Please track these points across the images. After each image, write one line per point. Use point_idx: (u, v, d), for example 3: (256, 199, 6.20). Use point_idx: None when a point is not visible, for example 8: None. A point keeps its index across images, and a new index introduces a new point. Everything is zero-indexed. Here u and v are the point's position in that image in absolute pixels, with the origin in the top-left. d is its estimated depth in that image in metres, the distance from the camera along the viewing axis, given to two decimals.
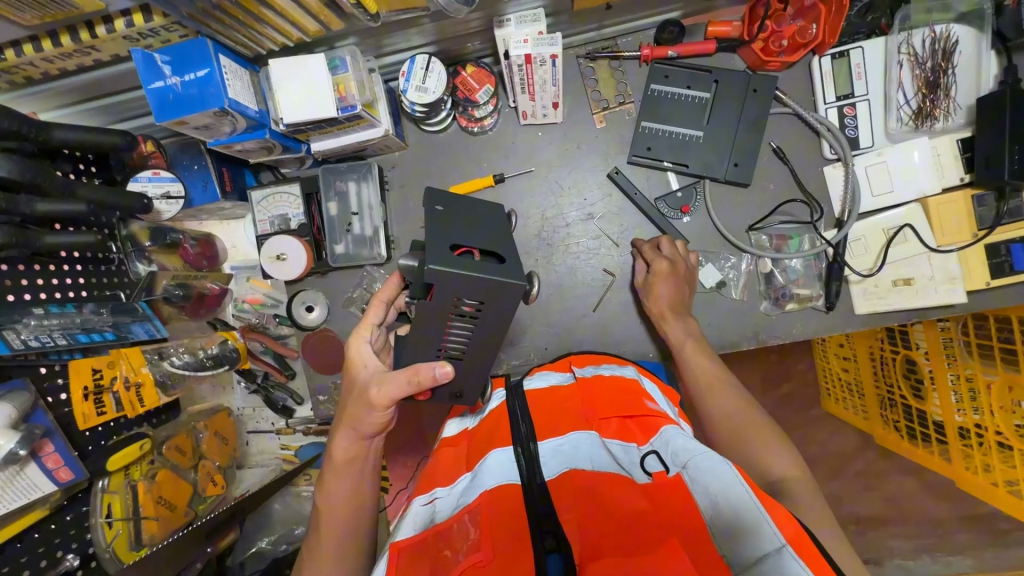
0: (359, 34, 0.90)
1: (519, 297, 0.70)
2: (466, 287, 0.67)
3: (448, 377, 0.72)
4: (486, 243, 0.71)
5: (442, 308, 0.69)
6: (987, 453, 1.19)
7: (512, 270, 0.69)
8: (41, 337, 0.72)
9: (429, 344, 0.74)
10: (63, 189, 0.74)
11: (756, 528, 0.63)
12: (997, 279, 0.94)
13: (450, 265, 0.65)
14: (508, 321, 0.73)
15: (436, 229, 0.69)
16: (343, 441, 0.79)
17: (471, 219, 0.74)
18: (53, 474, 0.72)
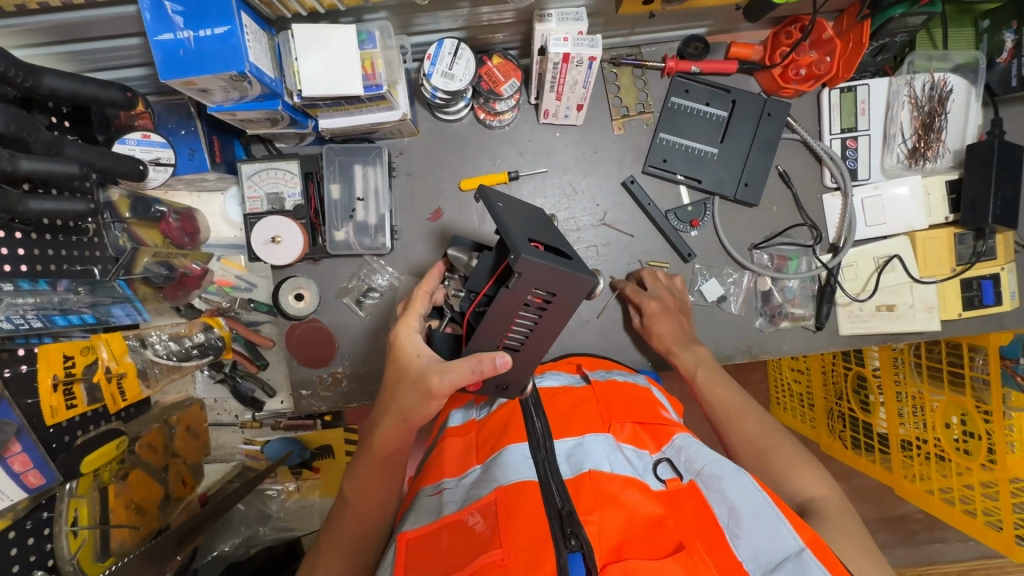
0: (391, 9, 0.84)
1: (588, 291, 0.70)
2: (544, 277, 0.67)
3: (507, 367, 0.70)
4: (553, 240, 0.73)
5: (517, 299, 0.68)
6: (926, 464, 1.30)
7: (580, 265, 0.70)
8: (14, 318, 0.65)
9: (492, 335, 0.72)
10: (49, 148, 0.64)
11: (775, 532, 0.63)
12: (967, 311, 1.06)
13: (535, 255, 0.65)
14: (569, 317, 0.73)
15: (511, 223, 0.70)
16: (384, 430, 0.78)
17: (533, 220, 0.76)
18: (21, 478, 0.62)
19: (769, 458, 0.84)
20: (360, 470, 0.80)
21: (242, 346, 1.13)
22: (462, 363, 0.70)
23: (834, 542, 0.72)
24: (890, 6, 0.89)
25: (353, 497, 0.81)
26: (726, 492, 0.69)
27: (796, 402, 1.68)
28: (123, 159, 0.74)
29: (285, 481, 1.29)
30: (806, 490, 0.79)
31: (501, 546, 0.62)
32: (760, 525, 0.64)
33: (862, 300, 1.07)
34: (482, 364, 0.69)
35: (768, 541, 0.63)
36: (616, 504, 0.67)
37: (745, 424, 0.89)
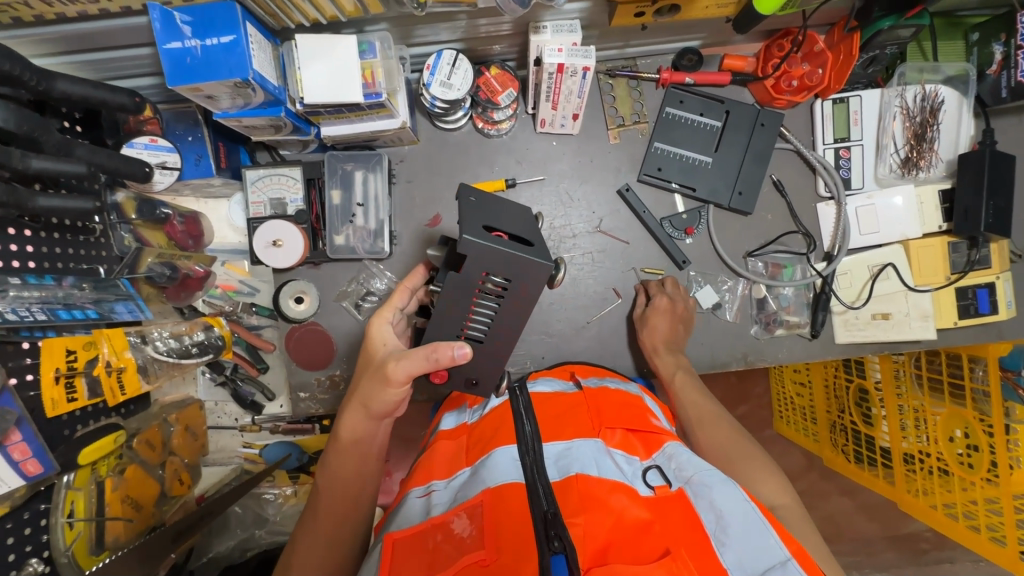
0: (391, 21, 0.87)
1: (544, 278, 0.70)
2: (494, 261, 0.68)
3: (466, 358, 0.69)
4: (520, 228, 0.73)
5: (468, 284, 0.70)
6: (929, 478, 1.28)
7: (539, 252, 0.70)
8: (19, 311, 0.66)
9: (451, 321, 0.73)
10: (59, 149, 0.67)
11: (761, 541, 0.62)
12: (963, 319, 1.06)
13: (483, 239, 0.67)
14: (531, 305, 0.73)
15: (473, 211, 0.71)
16: (352, 421, 0.76)
17: (508, 210, 0.76)
18: (19, 467, 0.64)
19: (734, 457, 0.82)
20: (330, 464, 0.78)
21: (242, 349, 1.13)
22: (419, 352, 0.69)
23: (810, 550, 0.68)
24: (878, 18, 0.90)
25: (325, 492, 0.77)
26: (712, 499, 0.68)
27: (798, 415, 1.65)
28: (129, 161, 0.77)
29: (282, 485, 1.30)
30: (768, 492, 0.75)
31: (482, 548, 0.63)
32: (747, 534, 0.63)
33: (858, 308, 1.08)
34: (440, 356, 0.68)
35: (755, 549, 0.61)
36: (603, 508, 0.67)
37: (712, 429, 0.88)
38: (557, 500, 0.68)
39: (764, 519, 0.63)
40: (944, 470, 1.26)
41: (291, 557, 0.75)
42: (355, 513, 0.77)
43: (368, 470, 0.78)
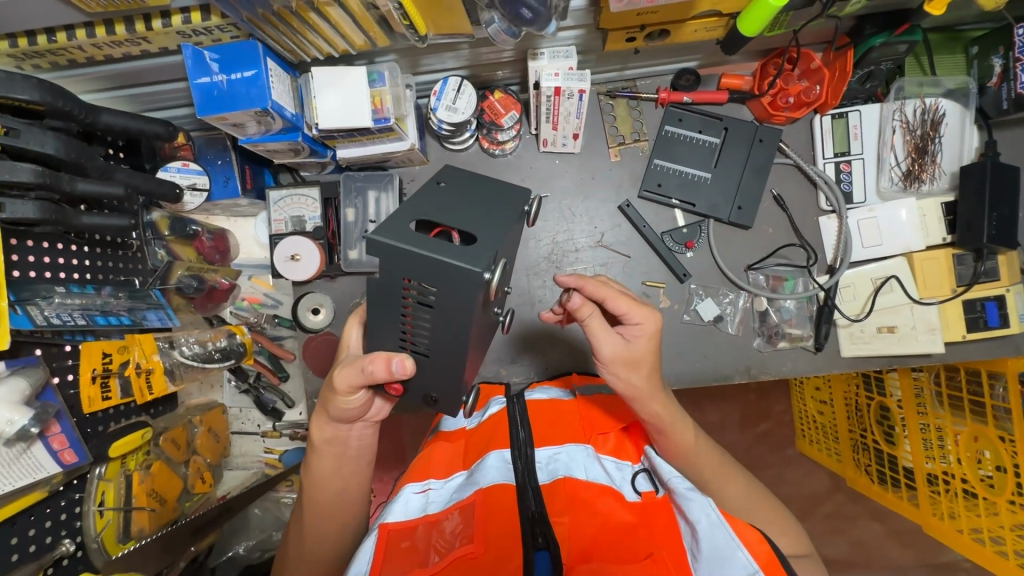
0: (399, 53, 0.94)
1: (481, 287, 0.48)
2: (412, 265, 0.49)
3: (406, 374, 0.57)
4: (468, 220, 0.53)
5: (390, 293, 0.53)
6: (954, 500, 1.19)
7: (476, 253, 0.48)
8: (64, 316, 0.73)
9: (387, 334, 0.57)
10: (101, 173, 0.75)
11: (729, 554, 0.59)
12: (972, 333, 1.04)
13: (394, 237, 0.48)
14: (472, 320, 0.51)
15: (415, 203, 0.54)
16: (321, 421, 0.72)
17: (473, 199, 0.57)
18: (58, 456, 0.71)
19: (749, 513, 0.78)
20: (310, 464, 0.75)
21: (265, 357, 1.21)
22: (358, 361, 0.61)
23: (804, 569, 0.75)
24: (871, 35, 0.93)
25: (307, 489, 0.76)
26: (687, 512, 0.65)
27: (818, 433, 1.58)
28: (162, 183, 0.86)
29: (299, 490, 1.33)
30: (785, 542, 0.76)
31: (472, 542, 0.65)
32: (716, 544, 0.60)
33: (862, 321, 1.07)
34: (374, 367, 0.57)
35: (722, 564, 0.59)
36: (588, 511, 0.69)
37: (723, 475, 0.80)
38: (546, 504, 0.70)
39: (731, 531, 0.60)
40: (970, 494, 1.17)
41: (287, 543, 0.80)
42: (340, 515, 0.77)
43: (349, 469, 0.75)
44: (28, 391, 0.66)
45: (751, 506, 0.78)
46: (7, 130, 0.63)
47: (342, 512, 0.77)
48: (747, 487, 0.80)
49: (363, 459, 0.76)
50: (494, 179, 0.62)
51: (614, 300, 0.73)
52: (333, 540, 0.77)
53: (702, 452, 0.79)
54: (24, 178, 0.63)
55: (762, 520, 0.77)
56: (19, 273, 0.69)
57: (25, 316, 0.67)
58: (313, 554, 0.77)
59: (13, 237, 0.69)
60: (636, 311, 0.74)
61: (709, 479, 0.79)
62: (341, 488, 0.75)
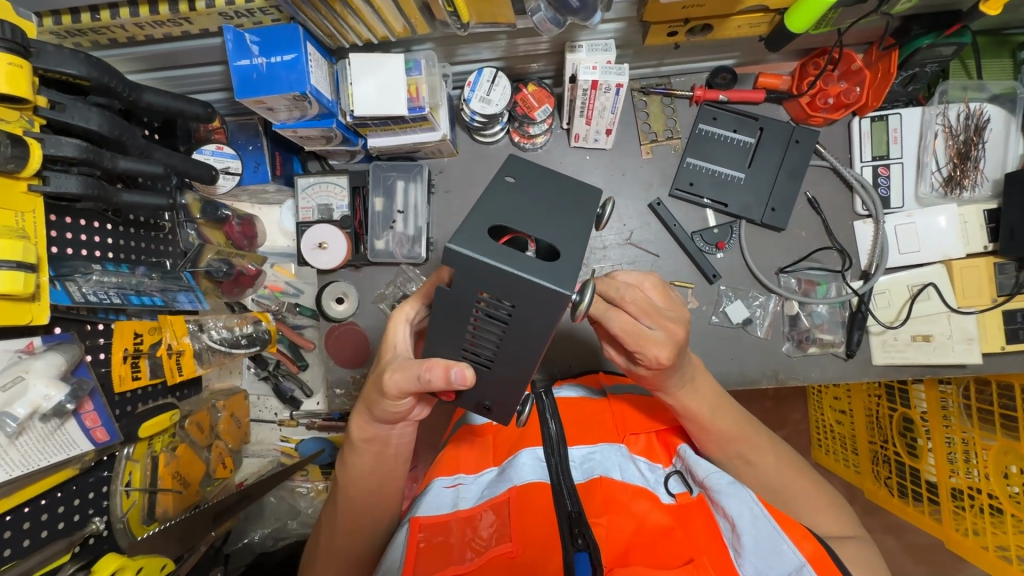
0: (436, 42, 0.94)
1: (562, 309, 0.46)
2: (493, 281, 0.46)
3: (464, 383, 0.54)
4: (548, 231, 0.50)
5: (459, 305, 0.50)
6: (980, 516, 1.13)
7: (560, 271, 0.46)
8: (100, 294, 0.73)
9: (450, 340, 0.55)
10: (140, 152, 0.75)
11: (772, 547, 0.59)
12: (1011, 345, 1.02)
13: (477, 252, 0.45)
14: (544, 337, 0.50)
15: (484, 206, 0.50)
16: (364, 419, 0.71)
17: (547, 203, 0.54)
18: (90, 433, 0.71)
19: (787, 495, 0.73)
20: (348, 459, 0.74)
21: (286, 346, 1.20)
22: (412, 367, 0.59)
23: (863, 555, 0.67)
24: (917, 36, 0.90)
25: (343, 484, 0.75)
26: (726, 508, 0.64)
27: (838, 444, 1.54)
28: (198, 165, 0.86)
29: (315, 480, 1.32)
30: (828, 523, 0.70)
31: (509, 541, 0.64)
32: (761, 540, 0.60)
33: (896, 328, 1.05)
34: (432, 375, 0.56)
35: (771, 560, 0.59)
36: (623, 513, 0.67)
37: (753, 452, 0.74)
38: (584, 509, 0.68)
39: (775, 522, 0.61)
40: (995, 509, 1.11)
41: (318, 539, 0.79)
42: (375, 513, 0.76)
43: (386, 468, 0.74)
44: (64, 366, 0.66)
45: (787, 482, 0.73)
46: (53, 104, 0.64)
47: (374, 511, 0.76)
48: (782, 459, 0.75)
49: (401, 459, 0.75)
50: (563, 175, 0.57)
51: (619, 334, 0.64)
52: (363, 537, 0.77)
53: (731, 429, 0.74)
54: (68, 153, 0.63)
55: (799, 500, 0.72)
56: (57, 249, 0.69)
57: (64, 292, 0.68)
58: (342, 549, 0.77)
59: (54, 212, 0.69)
60: (644, 349, 0.63)
61: (737, 459, 0.75)
62: (377, 486, 0.75)
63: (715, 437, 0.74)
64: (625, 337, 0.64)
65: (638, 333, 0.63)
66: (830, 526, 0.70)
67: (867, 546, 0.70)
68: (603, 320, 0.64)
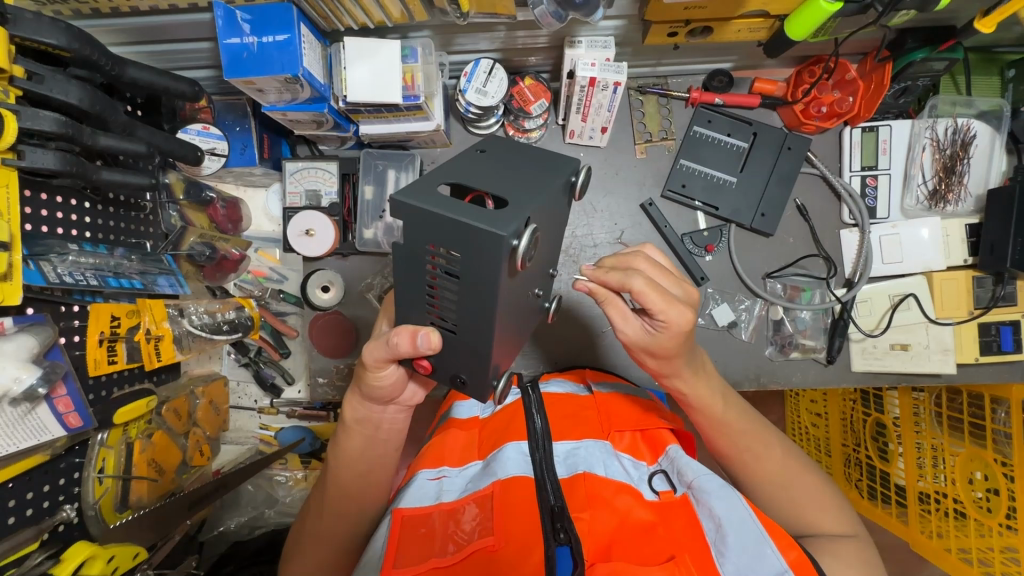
0: (434, 29, 0.92)
1: (506, 256, 0.43)
2: (437, 231, 0.45)
3: (431, 348, 0.55)
4: (501, 184, 0.48)
5: (416, 261, 0.49)
6: (943, 520, 1.16)
7: (502, 215, 0.43)
8: (76, 275, 0.71)
9: (416, 305, 0.55)
10: (123, 129, 0.72)
11: (757, 552, 0.61)
12: (985, 356, 1.05)
13: (416, 197, 0.44)
14: (499, 293, 0.47)
15: (446, 166, 0.50)
16: (354, 399, 0.70)
17: (513, 167, 0.53)
18: (63, 419, 0.69)
19: (792, 491, 0.74)
20: (338, 442, 0.73)
21: (269, 333, 1.16)
22: (385, 335, 0.59)
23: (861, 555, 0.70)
24: (912, 49, 0.90)
25: (332, 469, 0.74)
26: (713, 508, 0.65)
27: (812, 447, 1.57)
28: (184, 145, 0.83)
29: (294, 468, 1.30)
30: (828, 521, 0.72)
31: (492, 534, 0.64)
32: (745, 544, 0.61)
33: (876, 337, 1.08)
34: (399, 340, 0.56)
35: (753, 562, 0.60)
36: (606, 508, 0.67)
37: (761, 446, 0.75)
38: (567, 504, 0.67)
39: (762, 527, 0.62)
40: (960, 513, 1.14)
41: (303, 526, 0.79)
42: (359, 508, 0.76)
43: (377, 452, 0.74)
44: (37, 349, 0.64)
45: (793, 478, 0.75)
46: (31, 75, 0.61)
47: (362, 497, 0.76)
48: (788, 456, 0.76)
49: (391, 444, 0.75)
50: (548, 153, 0.57)
51: (644, 292, 0.60)
52: (350, 524, 0.76)
53: (736, 420, 0.76)
54: (46, 127, 0.60)
55: (805, 496, 0.74)
56: (31, 226, 0.67)
57: (37, 272, 0.65)
58: (328, 535, 0.76)
59: (28, 188, 0.66)
60: (667, 308, 0.61)
61: (747, 453, 0.76)
62: (367, 470, 0.74)
63: (725, 428, 0.76)
64: (648, 295, 0.61)
65: (661, 294, 0.61)
66: (831, 525, 0.72)
67: (868, 547, 0.72)
68: (623, 284, 0.61)
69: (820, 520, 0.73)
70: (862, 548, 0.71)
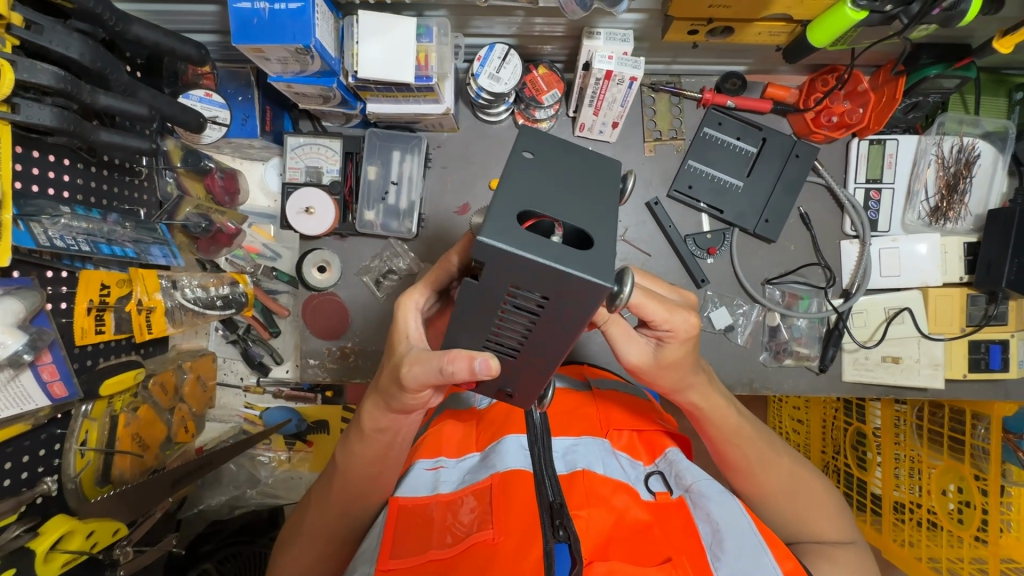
0: (451, 9, 0.89)
1: (602, 301, 0.45)
2: (527, 275, 0.44)
3: (490, 374, 0.52)
4: (575, 212, 0.47)
5: (487, 296, 0.48)
6: (916, 530, 1.18)
7: (600, 262, 0.44)
8: (67, 239, 0.68)
9: (475, 329, 0.53)
10: (124, 90, 0.69)
11: (756, 560, 0.62)
12: (972, 372, 1.09)
13: (510, 244, 0.42)
14: (578, 329, 0.49)
15: (509, 189, 0.46)
16: (377, 411, 0.69)
17: (574, 180, 0.50)
18: (47, 387, 0.67)
19: (800, 503, 0.77)
20: (352, 446, 0.72)
21: (259, 311, 1.13)
22: (432, 359, 0.56)
23: (860, 560, 0.76)
24: (926, 66, 0.92)
25: (338, 463, 0.74)
26: (712, 512, 0.67)
27: None
28: (187, 111, 0.81)
29: (278, 449, 1.27)
30: (832, 533, 0.77)
31: (491, 528, 0.63)
32: (743, 551, 0.63)
33: (869, 348, 1.10)
34: (455, 367, 0.53)
35: (750, 568, 0.61)
36: (604, 506, 0.66)
37: (772, 455, 0.77)
38: (566, 501, 0.66)
39: (760, 537, 0.63)
40: (932, 523, 1.16)
41: (304, 512, 0.79)
42: (358, 501, 0.75)
43: (392, 455, 0.73)
44: (22, 314, 0.62)
45: (800, 489, 0.77)
46: (29, 25, 0.58)
47: (367, 492, 0.75)
48: (796, 465, 0.79)
49: (405, 444, 0.74)
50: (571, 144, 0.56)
51: (643, 304, 0.62)
52: (352, 518, 0.77)
53: (748, 431, 0.77)
54: (43, 81, 0.57)
55: (810, 504, 0.77)
56: (21, 184, 0.64)
57: (27, 234, 0.62)
58: (328, 527, 0.77)
59: (20, 144, 0.63)
60: (673, 320, 0.64)
61: (757, 462, 0.77)
62: (375, 471, 0.74)
63: (738, 440, 0.77)
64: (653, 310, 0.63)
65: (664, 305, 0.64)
66: (835, 534, 0.77)
67: (864, 552, 0.78)
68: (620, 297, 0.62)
69: (825, 532, 0.77)
70: (859, 554, 0.77)
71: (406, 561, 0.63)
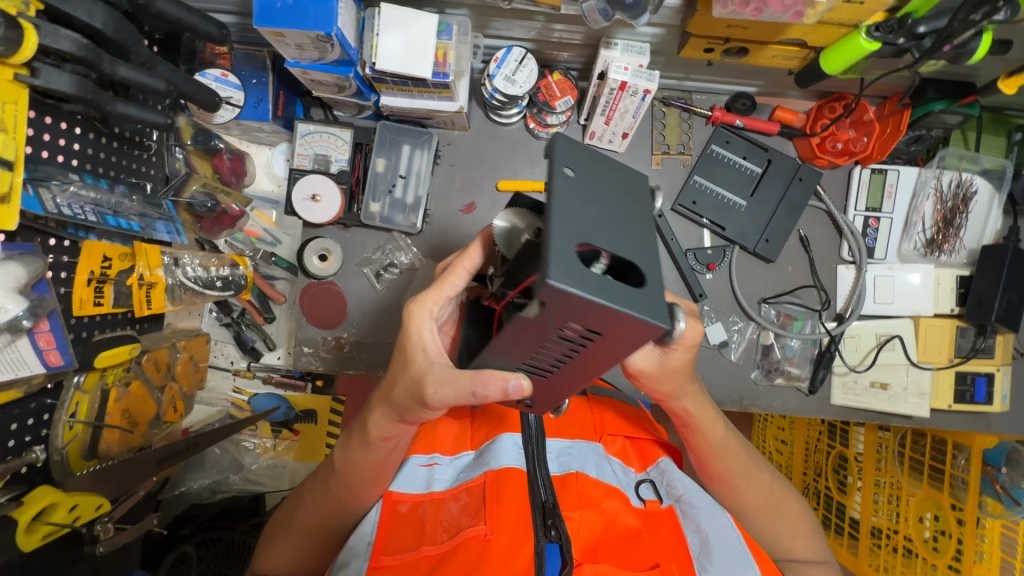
0: (473, 8, 0.90)
1: (656, 337, 0.45)
2: (589, 317, 0.42)
3: (521, 394, 0.56)
4: (625, 244, 0.45)
5: (540, 330, 0.47)
6: (892, 557, 1.20)
7: (655, 301, 0.44)
8: (74, 208, 0.68)
9: (514, 354, 0.53)
10: (143, 62, 0.69)
11: (741, 573, 0.63)
12: (957, 403, 1.10)
13: (579, 289, 0.40)
14: (624, 357, 0.50)
15: (560, 220, 0.43)
16: (377, 406, 0.68)
17: (612, 200, 0.47)
18: (43, 355, 0.66)
19: (778, 519, 0.78)
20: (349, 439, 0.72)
21: (256, 296, 1.13)
22: (461, 379, 0.58)
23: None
24: (931, 100, 0.94)
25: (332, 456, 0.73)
26: (700, 523, 0.68)
27: None
28: (203, 89, 0.80)
29: (263, 436, 1.26)
30: (805, 551, 0.79)
31: (484, 523, 0.62)
32: (729, 563, 0.64)
33: (859, 372, 1.11)
34: (488, 390, 0.56)
35: None
36: (595, 510, 0.66)
37: (753, 471, 0.78)
38: (560, 502, 0.66)
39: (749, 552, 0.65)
40: (908, 550, 1.18)
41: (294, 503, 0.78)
42: (349, 496, 0.74)
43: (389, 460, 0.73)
44: (25, 279, 0.61)
45: (779, 506, 0.79)
46: None
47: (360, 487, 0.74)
48: (776, 483, 0.80)
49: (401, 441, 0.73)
50: None
51: None
52: (342, 513, 0.76)
53: (734, 446, 0.78)
54: (65, 47, 0.57)
55: (787, 521, 0.79)
56: (31, 149, 0.64)
57: (36, 200, 0.63)
58: (317, 519, 0.76)
59: (36, 110, 0.63)
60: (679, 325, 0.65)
61: (740, 477, 0.77)
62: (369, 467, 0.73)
63: (723, 455, 0.77)
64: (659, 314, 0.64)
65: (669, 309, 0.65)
66: (809, 553, 0.79)
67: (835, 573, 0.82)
68: None
69: (799, 550, 0.79)
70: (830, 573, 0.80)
71: (399, 558, 0.63)
